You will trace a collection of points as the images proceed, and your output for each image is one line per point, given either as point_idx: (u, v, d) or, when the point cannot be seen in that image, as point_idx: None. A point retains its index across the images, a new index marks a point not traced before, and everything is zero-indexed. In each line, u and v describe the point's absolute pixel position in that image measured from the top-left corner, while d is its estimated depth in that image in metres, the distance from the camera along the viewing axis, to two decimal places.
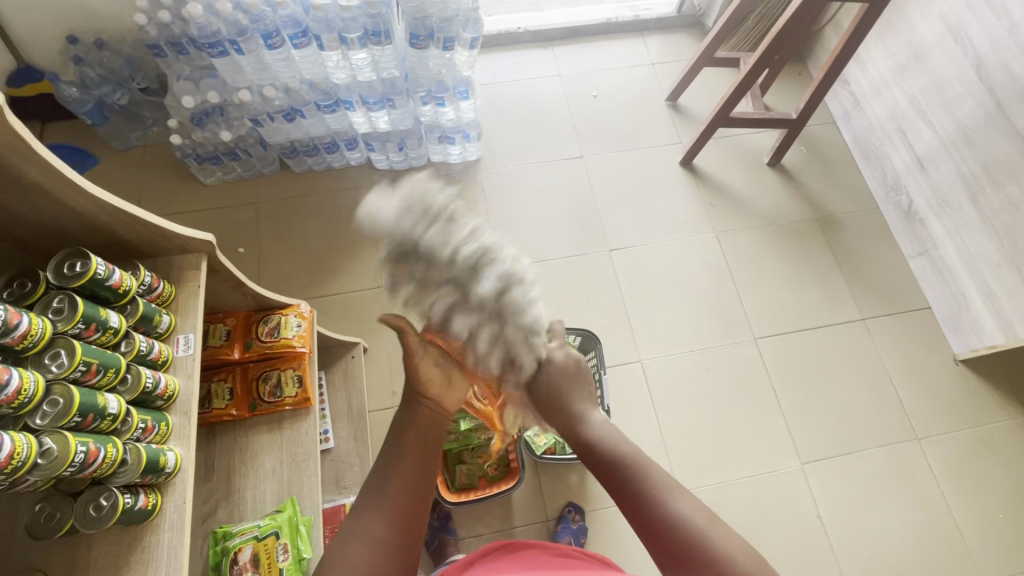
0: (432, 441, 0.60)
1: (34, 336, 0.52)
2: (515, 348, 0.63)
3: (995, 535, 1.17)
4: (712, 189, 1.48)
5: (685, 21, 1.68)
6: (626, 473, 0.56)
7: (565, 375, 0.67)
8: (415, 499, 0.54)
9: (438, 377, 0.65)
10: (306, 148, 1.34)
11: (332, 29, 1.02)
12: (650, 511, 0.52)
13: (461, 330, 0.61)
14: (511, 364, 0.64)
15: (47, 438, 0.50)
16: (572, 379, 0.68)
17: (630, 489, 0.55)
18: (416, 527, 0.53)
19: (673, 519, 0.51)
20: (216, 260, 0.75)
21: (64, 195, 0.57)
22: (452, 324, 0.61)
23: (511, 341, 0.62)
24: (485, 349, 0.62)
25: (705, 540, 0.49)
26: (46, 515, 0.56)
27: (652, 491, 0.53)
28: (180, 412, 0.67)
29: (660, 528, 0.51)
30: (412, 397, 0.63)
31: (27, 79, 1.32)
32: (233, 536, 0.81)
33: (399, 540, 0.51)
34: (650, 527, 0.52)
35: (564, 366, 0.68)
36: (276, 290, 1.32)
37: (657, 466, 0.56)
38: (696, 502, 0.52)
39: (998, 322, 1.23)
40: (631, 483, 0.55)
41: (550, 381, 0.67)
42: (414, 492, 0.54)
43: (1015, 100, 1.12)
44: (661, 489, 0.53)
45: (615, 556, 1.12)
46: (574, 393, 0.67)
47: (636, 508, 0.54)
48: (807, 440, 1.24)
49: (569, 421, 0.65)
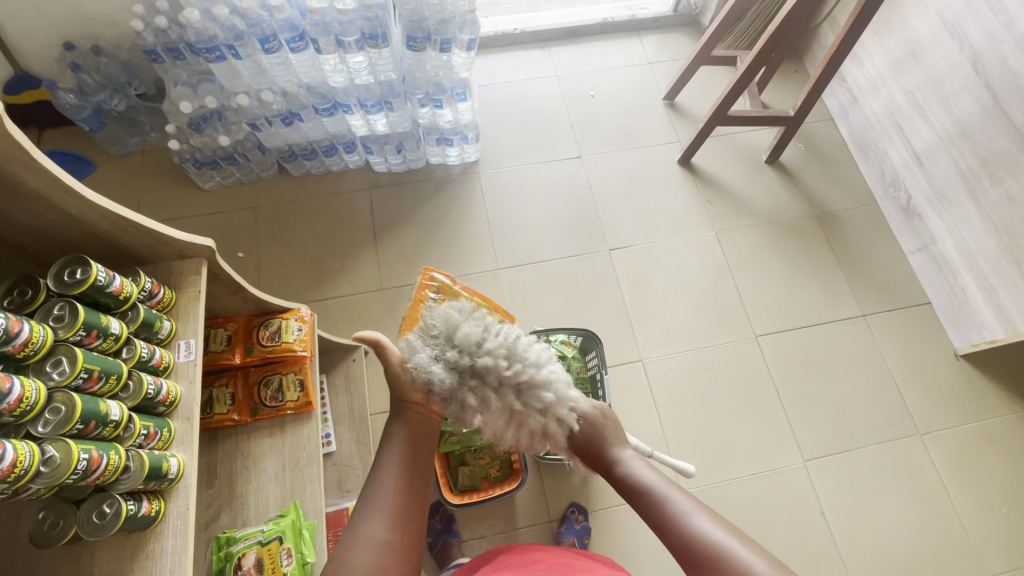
0: (420, 443, 0.64)
1: (35, 344, 0.52)
2: (549, 426, 0.63)
3: (997, 528, 1.18)
4: (711, 187, 1.48)
5: (682, 20, 1.68)
6: (657, 507, 0.60)
7: (596, 424, 0.68)
8: (412, 503, 0.59)
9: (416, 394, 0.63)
10: (304, 151, 1.34)
11: (329, 33, 1.02)
12: (681, 538, 0.56)
13: (508, 440, 0.63)
14: (545, 438, 0.65)
15: (49, 445, 0.50)
16: (602, 424, 0.69)
17: (658, 517, 0.59)
18: (415, 525, 0.58)
19: (697, 537, 0.55)
20: (215, 265, 0.74)
21: (63, 203, 0.57)
22: (503, 438, 0.63)
23: (549, 430, 0.63)
24: (526, 436, 0.63)
25: (727, 554, 0.53)
26: (50, 523, 0.56)
27: (677, 515, 0.58)
28: (182, 418, 0.67)
29: (688, 549, 0.55)
30: (401, 405, 0.65)
31: (24, 86, 1.33)
32: (236, 542, 0.81)
33: (398, 539, 0.56)
34: (678, 547, 0.56)
35: (591, 417, 0.69)
36: (277, 294, 1.32)
37: (681, 492, 0.61)
38: (716, 521, 0.56)
39: (998, 316, 1.23)
40: (657, 510, 0.60)
41: (584, 432, 0.67)
42: (410, 496, 0.59)
43: (1012, 94, 1.12)
44: (683, 510, 0.58)
45: (619, 556, 1.12)
46: (608, 433, 0.68)
47: (664, 533, 0.58)
48: (810, 438, 1.24)
49: (602, 460, 0.67)
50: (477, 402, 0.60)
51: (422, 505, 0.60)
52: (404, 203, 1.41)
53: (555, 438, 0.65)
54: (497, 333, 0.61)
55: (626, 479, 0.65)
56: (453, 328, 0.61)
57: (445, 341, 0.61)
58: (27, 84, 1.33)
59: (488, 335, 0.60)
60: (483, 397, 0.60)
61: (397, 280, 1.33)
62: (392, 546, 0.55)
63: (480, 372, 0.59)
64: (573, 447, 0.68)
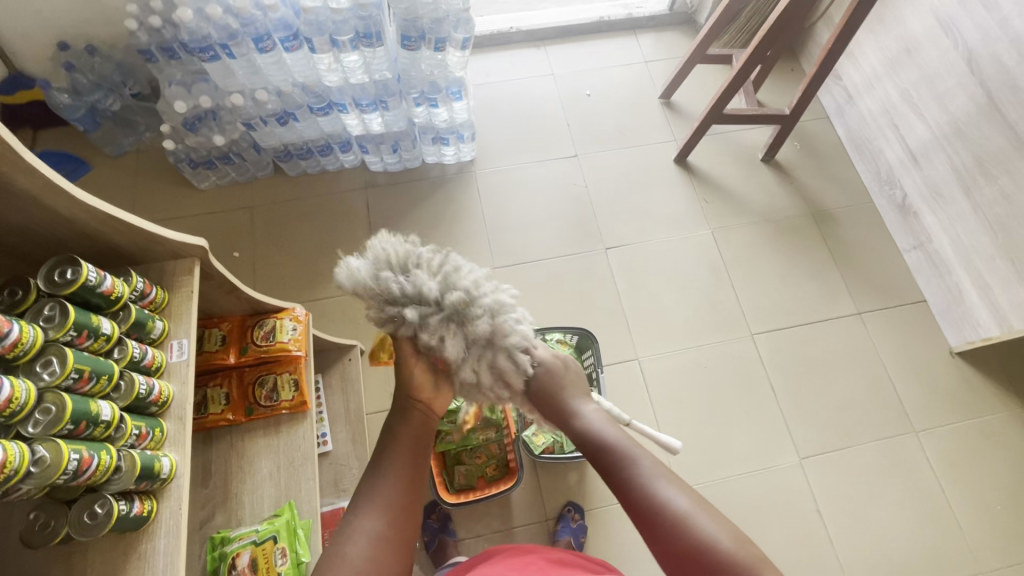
0: (419, 442, 0.62)
1: (26, 344, 0.52)
2: (508, 366, 0.59)
3: (992, 525, 1.18)
4: (707, 186, 1.48)
5: (677, 19, 1.68)
6: (621, 473, 0.58)
7: (555, 374, 0.64)
8: (408, 501, 0.58)
9: (424, 380, 0.61)
10: (300, 151, 1.34)
11: (323, 32, 1.01)
12: (646, 508, 0.55)
13: (468, 372, 0.58)
14: (503, 383, 0.61)
15: (39, 445, 0.50)
16: (562, 374, 0.65)
17: (619, 478, 0.58)
18: (409, 523, 0.58)
19: (662, 507, 0.54)
20: (209, 265, 0.74)
21: (54, 203, 0.57)
22: (461, 370, 0.58)
23: (502, 367, 0.59)
24: (485, 378, 0.59)
25: (691, 522, 0.53)
26: (41, 523, 0.56)
27: (641, 482, 0.57)
28: (174, 418, 0.66)
29: (651, 514, 0.55)
30: (405, 402, 0.62)
31: (18, 86, 1.32)
32: (230, 542, 0.81)
33: (393, 537, 0.55)
34: (642, 515, 0.55)
35: (551, 365, 0.65)
36: (272, 294, 1.31)
37: (641, 450, 0.59)
38: (678, 484, 0.56)
39: (993, 314, 1.24)
40: (619, 472, 0.58)
41: (540, 382, 0.63)
42: (407, 494, 0.58)
43: (1007, 92, 1.13)
44: (645, 473, 0.57)
45: (616, 555, 1.12)
46: (568, 385, 0.65)
47: (625, 496, 0.57)
48: (805, 435, 1.24)
49: (560, 414, 0.64)
50: (418, 312, 0.56)
51: (417, 502, 0.59)
52: (400, 202, 1.41)
53: (511, 384, 0.61)
54: (436, 250, 0.59)
55: (587, 439, 0.62)
56: (386, 247, 0.59)
57: (379, 253, 0.59)
58: (22, 85, 1.33)
59: (425, 250, 0.59)
60: (423, 310, 0.56)
61: None
62: (387, 544, 0.55)
63: (418, 284, 0.57)
64: (530, 399, 0.65)
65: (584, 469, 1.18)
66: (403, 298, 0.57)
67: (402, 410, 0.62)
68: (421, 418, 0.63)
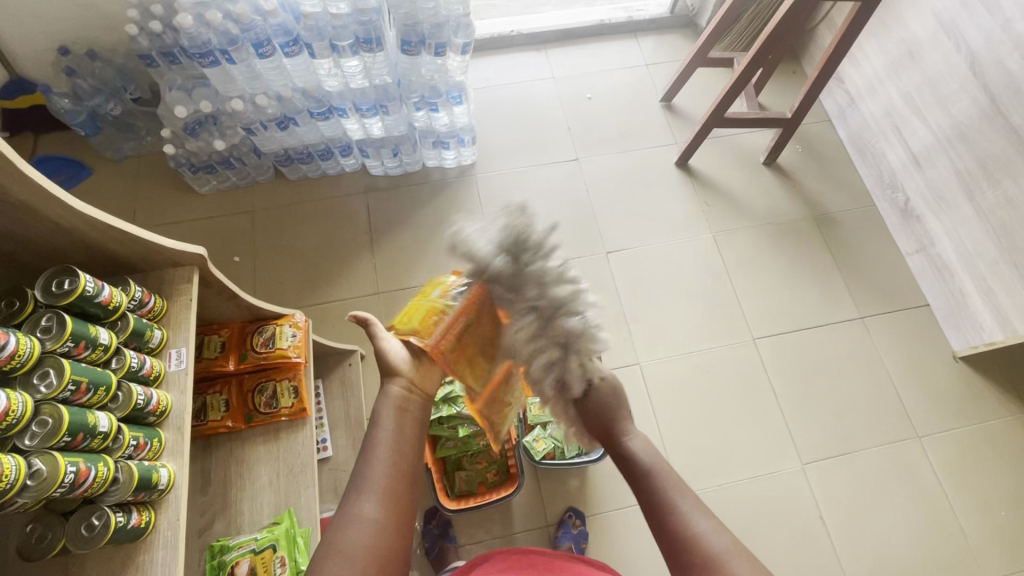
0: (410, 422, 0.64)
1: (23, 356, 0.51)
2: (572, 372, 0.65)
3: (996, 532, 1.17)
4: (708, 189, 1.47)
5: (679, 22, 1.68)
6: (659, 498, 0.62)
7: (608, 399, 0.71)
8: (405, 484, 0.58)
9: (404, 355, 0.69)
10: (300, 155, 1.33)
11: (323, 37, 1.01)
12: (679, 534, 0.58)
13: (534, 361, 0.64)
14: (560, 386, 0.66)
15: (36, 458, 0.50)
16: (617, 403, 0.72)
17: (659, 507, 0.62)
18: (405, 506, 0.57)
19: (697, 538, 0.57)
20: (208, 273, 0.74)
21: (53, 213, 0.57)
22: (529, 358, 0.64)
23: (568, 373, 0.65)
24: (541, 373, 0.65)
25: (727, 563, 0.54)
26: (38, 536, 0.56)
27: (677, 511, 0.60)
28: (172, 427, 0.66)
29: (687, 550, 0.57)
30: (387, 380, 0.66)
31: (20, 91, 1.33)
32: (230, 550, 0.81)
33: (392, 518, 0.55)
34: (670, 539, 0.59)
35: (610, 393, 0.71)
36: (273, 299, 1.31)
37: (688, 490, 0.63)
38: (719, 528, 0.58)
39: (996, 319, 1.23)
40: (659, 500, 0.62)
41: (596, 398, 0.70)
42: (400, 476, 0.58)
43: (1011, 97, 1.12)
44: (685, 506, 0.60)
45: (617, 561, 1.12)
46: (621, 413, 0.72)
47: (663, 524, 0.60)
48: (807, 440, 1.23)
49: (612, 437, 0.71)
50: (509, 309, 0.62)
51: (412, 484, 0.59)
52: (401, 207, 1.41)
53: (569, 391, 0.67)
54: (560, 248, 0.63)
55: (630, 461, 0.68)
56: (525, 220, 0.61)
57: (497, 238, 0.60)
58: (23, 90, 1.33)
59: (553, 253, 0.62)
60: (523, 299, 0.61)
61: (395, 284, 1.33)
62: (385, 526, 0.54)
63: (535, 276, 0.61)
64: (582, 410, 0.70)
65: (585, 475, 1.18)
66: (511, 274, 0.61)
67: (384, 391, 0.66)
68: (399, 394, 0.65)
